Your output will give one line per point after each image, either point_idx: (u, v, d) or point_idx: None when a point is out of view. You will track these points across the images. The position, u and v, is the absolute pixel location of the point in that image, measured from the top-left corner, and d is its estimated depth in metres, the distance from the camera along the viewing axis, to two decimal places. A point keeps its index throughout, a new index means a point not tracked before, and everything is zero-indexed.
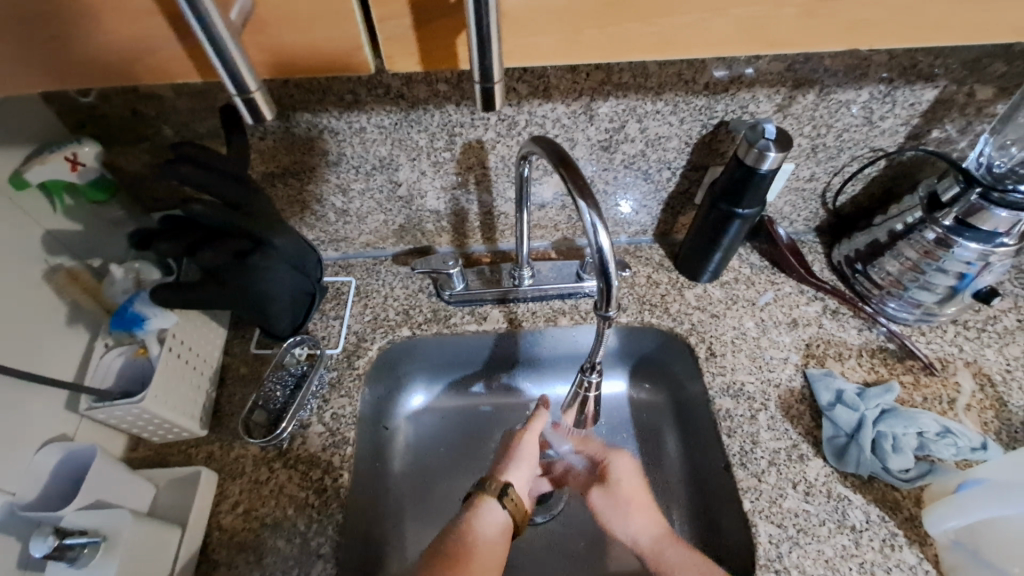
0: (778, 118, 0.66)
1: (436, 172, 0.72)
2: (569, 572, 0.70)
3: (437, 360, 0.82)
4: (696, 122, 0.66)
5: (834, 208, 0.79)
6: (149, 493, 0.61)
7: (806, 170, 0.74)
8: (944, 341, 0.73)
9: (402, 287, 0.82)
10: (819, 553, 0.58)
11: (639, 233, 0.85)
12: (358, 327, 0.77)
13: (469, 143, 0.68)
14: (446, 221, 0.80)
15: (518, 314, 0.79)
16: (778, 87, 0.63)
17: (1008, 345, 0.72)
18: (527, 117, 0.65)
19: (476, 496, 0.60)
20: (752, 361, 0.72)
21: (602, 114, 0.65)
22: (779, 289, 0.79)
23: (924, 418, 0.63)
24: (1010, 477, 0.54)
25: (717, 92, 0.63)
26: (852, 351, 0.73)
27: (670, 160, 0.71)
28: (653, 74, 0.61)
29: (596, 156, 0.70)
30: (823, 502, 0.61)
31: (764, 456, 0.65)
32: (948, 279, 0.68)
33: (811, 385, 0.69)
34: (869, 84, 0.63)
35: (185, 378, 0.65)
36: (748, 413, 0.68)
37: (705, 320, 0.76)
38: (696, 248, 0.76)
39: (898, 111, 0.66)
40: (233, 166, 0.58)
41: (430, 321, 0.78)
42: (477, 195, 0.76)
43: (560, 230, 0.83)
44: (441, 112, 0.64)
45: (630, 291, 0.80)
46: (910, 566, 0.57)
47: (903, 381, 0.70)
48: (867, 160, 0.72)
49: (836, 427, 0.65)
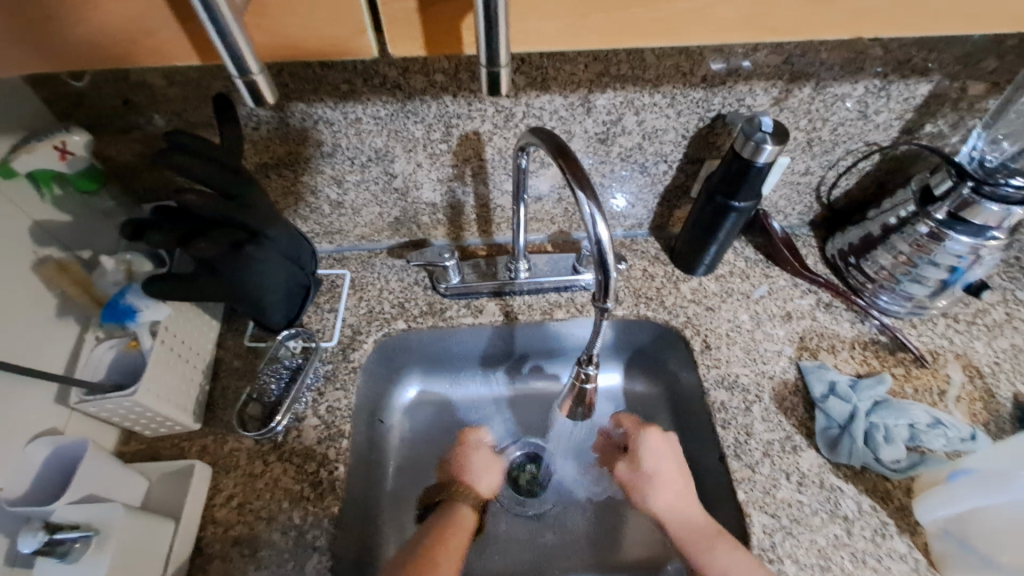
0: (774, 111, 0.66)
1: (433, 164, 0.72)
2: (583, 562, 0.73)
3: (436, 353, 0.82)
4: (693, 115, 0.66)
5: (828, 201, 0.80)
6: (142, 487, 0.61)
7: (801, 164, 0.74)
8: (934, 334, 0.74)
9: (397, 279, 0.82)
10: (812, 543, 0.59)
11: (635, 227, 0.85)
12: (353, 320, 0.77)
13: (465, 135, 0.68)
14: (442, 214, 0.80)
15: (514, 307, 0.79)
16: (775, 80, 0.62)
17: (997, 337, 0.73)
18: (524, 109, 0.64)
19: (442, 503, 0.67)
20: (746, 353, 0.73)
21: (599, 106, 0.64)
22: (773, 282, 0.79)
23: (915, 409, 0.64)
24: (997, 465, 0.54)
25: (715, 85, 0.63)
26: (845, 343, 0.73)
27: (666, 153, 0.71)
28: (651, 66, 0.60)
29: (593, 149, 0.70)
30: (816, 492, 0.62)
31: (758, 448, 0.65)
32: (939, 273, 0.69)
33: (804, 377, 0.70)
34: (864, 78, 0.63)
35: (179, 371, 0.64)
36: (742, 405, 0.68)
37: (700, 313, 0.77)
38: (692, 241, 0.76)
39: (892, 105, 0.66)
40: (227, 157, 0.57)
41: (426, 314, 0.78)
42: (473, 187, 0.76)
43: (556, 223, 0.83)
44: (438, 104, 0.64)
45: (625, 285, 0.80)
46: (901, 554, 0.58)
47: (894, 373, 0.70)
48: (861, 154, 0.72)
49: (829, 419, 0.65)
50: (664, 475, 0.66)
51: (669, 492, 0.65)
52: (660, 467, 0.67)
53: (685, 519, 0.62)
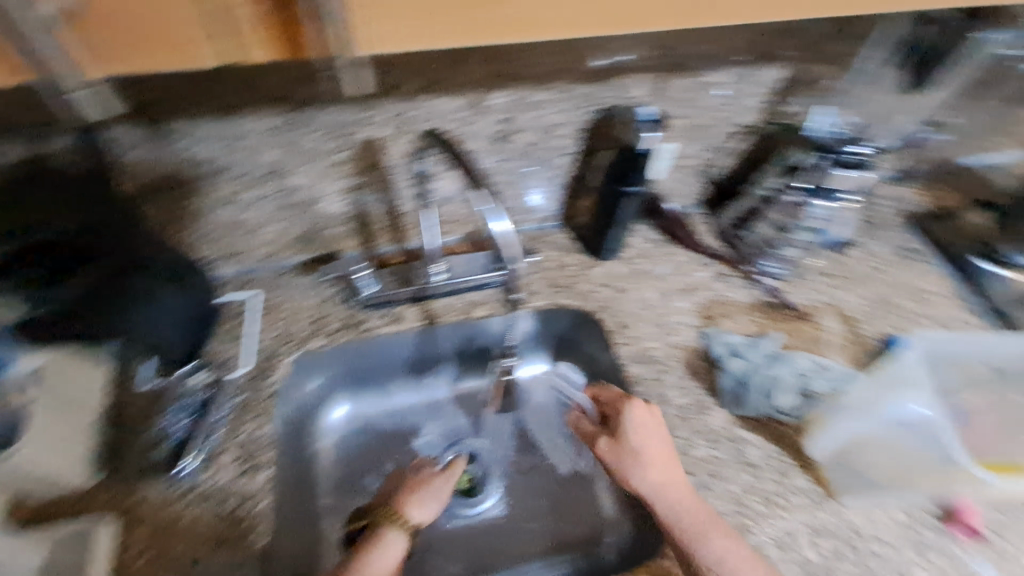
0: (655, 101, 0.71)
1: (333, 174, 0.70)
2: (530, 543, 0.77)
3: (362, 365, 0.81)
4: (583, 109, 0.70)
5: (714, 180, 0.87)
6: (36, 559, 0.53)
7: (686, 149, 0.80)
8: (814, 291, 0.83)
9: (310, 296, 0.79)
10: (728, 493, 0.64)
11: (545, 219, 0.87)
12: (267, 343, 0.74)
13: (362, 142, 0.67)
14: (350, 224, 0.78)
15: (435, 311, 0.80)
16: (651, 73, 0.67)
17: (864, 287, 0.83)
18: (419, 113, 0.65)
19: (379, 528, 0.61)
20: (656, 328, 0.78)
21: (493, 105, 0.66)
22: (675, 260, 0.85)
23: (800, 359, 0.72)
24: (864, 400, 0.63)
25: (598, 80, 0.66)
26: (741, 308, 0.80)
27: (564, 146, 0.75)
28: (536, 64, 0.63)
29: (493, 148, 0.72)
30: (728, 446, 0.68)
31: (674, 414, 0.70)
32: (808, 233, 0.82)
33: (708, 343, 0.76)
34: (728, 67, 0.69)
35: (65, 421, 0.60)
36: (657, 376, 0.73)
37: (612, 295, 0.81)
38: (598, 228, 0.80)
39: (755, 90, 0.73)
40: (89, 189, 0.60)
41: (344, 328, 0.77)
42: (379, 194, 0.75)
43: (468, 223, 0.84)
44: (328, 113, 0.63)
45: (540, 277, 0.83)
46: (802, 489, 0.65)
47: (783, 330, 0.78)
48: (735, 135, 0.80)
49: (732, 378, 0.72)
50: (646, 450, 0.63)
51: (654, 474, 0.62)
52: (640, 442, 0.64)
53: (664, 486, 0.61)
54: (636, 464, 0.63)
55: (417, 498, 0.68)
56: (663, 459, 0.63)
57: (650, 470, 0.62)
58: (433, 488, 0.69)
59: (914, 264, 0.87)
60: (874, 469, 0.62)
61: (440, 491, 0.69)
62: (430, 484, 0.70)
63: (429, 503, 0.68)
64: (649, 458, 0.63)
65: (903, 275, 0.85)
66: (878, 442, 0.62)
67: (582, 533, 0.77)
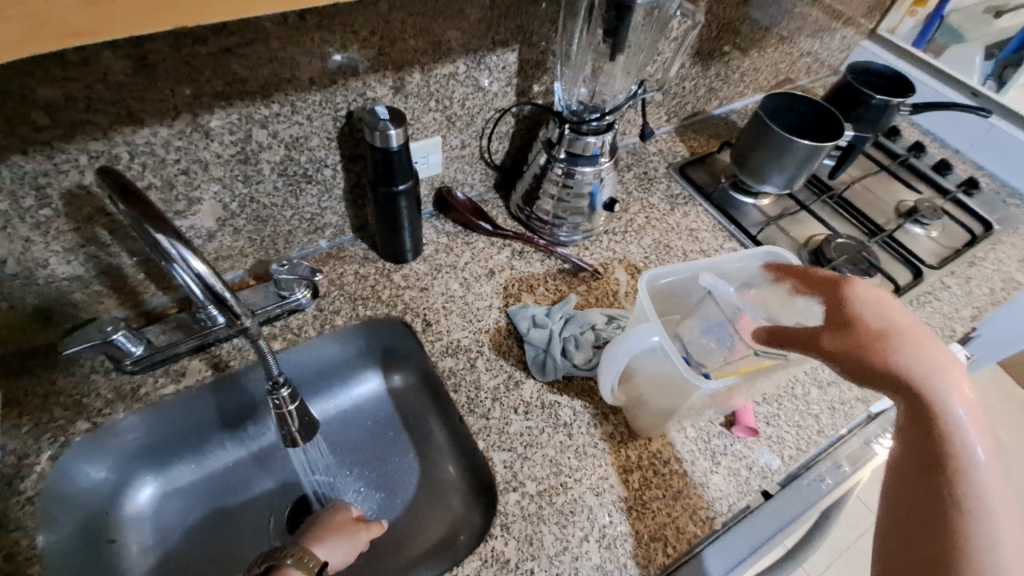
0: (400, 99, 0.71)
1: (46, 234, 0.61)
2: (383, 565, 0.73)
3: (154, 438, 0.72)
4: (325, 117, 0.68)
5: (496, 164, 0.90)
6: None
7: (454, 139, 0.82)
8: (601, 249, 0.89)
9: (67, 375, 0.69)
10: (545, 457, 0.67)
11: (337, 234, 0.84)
12: (14, 444, 0.64)
13: (69, 192, 0.59)
14: (99, 284, 0.69)
15: (223, 355, 0.74)
16: (382, 72, 0.67)
17: (643, 237, 0.92)
18: (127, 148, 0.58)
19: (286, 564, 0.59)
20: (463, 317, 0.79)
21: (217, 128, 0.62)
22: (474, 247, 0.87)
23: (594, 314, 0.77)
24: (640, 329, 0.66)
25: (328, 85, 0.65)
26: (540, 279, 0.84)
27: (323, 158, 0.72)
28: (247, 79, 0.59)
29: (239, 171, 0.67)
30: (541, 413, 0.71)
31: (488, 396, 0.72)
32: (582, 199, 0.84)
33: (513, 320, 0.78)
34: (460, 56, 0.71)
35: None
36: (468, 364, 0.74)
37: (417, 295, 0.81)
38: (385, 233, 0.79)
39: (497, 74, 0.77)
40: None
41: (115, 401, 0.68)
42: (121, 245, 0.67)
43: (249, 255, 0.78)
44: (5, 166, 0.54)
45: (340, 293, 0.80)
46: (610, 433, 0.70)
47: (580, 291, 0.83)
48: (496, 119, 0.83)
49: (535, 348, 0.75)
50: (946, 363, 0.50)
51: (937, 366, 0.50)
52: (938, 357, 0.51)
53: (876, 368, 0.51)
54: (921, 356, 0.51)
55: (330, 539, 0.66)
56: (927, 337, 0.52)
57: (942, 362, 0.50)
58: (347, 531, 0.68)
59: (683, 208, 0.97)
60: (650, 394, 0.66)
61: (351, 534, 0.68)
62: (345, 526, 0.68)
63: (340, 546, 0.66)
64: (927, 349, 0.51)
65: (673, 219, 0.95)
66: (651, 363, 0.63)
67: (437, 537, 0.75)
